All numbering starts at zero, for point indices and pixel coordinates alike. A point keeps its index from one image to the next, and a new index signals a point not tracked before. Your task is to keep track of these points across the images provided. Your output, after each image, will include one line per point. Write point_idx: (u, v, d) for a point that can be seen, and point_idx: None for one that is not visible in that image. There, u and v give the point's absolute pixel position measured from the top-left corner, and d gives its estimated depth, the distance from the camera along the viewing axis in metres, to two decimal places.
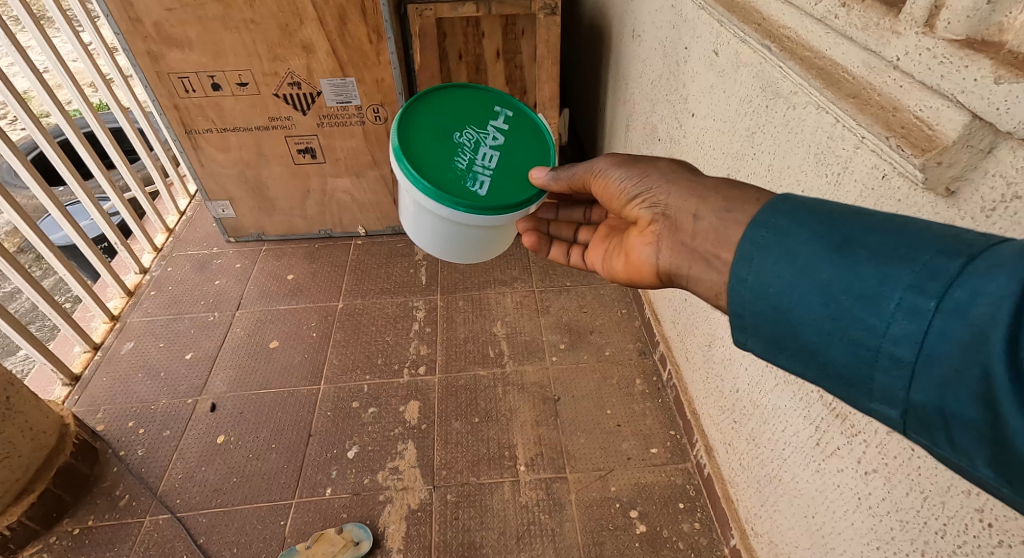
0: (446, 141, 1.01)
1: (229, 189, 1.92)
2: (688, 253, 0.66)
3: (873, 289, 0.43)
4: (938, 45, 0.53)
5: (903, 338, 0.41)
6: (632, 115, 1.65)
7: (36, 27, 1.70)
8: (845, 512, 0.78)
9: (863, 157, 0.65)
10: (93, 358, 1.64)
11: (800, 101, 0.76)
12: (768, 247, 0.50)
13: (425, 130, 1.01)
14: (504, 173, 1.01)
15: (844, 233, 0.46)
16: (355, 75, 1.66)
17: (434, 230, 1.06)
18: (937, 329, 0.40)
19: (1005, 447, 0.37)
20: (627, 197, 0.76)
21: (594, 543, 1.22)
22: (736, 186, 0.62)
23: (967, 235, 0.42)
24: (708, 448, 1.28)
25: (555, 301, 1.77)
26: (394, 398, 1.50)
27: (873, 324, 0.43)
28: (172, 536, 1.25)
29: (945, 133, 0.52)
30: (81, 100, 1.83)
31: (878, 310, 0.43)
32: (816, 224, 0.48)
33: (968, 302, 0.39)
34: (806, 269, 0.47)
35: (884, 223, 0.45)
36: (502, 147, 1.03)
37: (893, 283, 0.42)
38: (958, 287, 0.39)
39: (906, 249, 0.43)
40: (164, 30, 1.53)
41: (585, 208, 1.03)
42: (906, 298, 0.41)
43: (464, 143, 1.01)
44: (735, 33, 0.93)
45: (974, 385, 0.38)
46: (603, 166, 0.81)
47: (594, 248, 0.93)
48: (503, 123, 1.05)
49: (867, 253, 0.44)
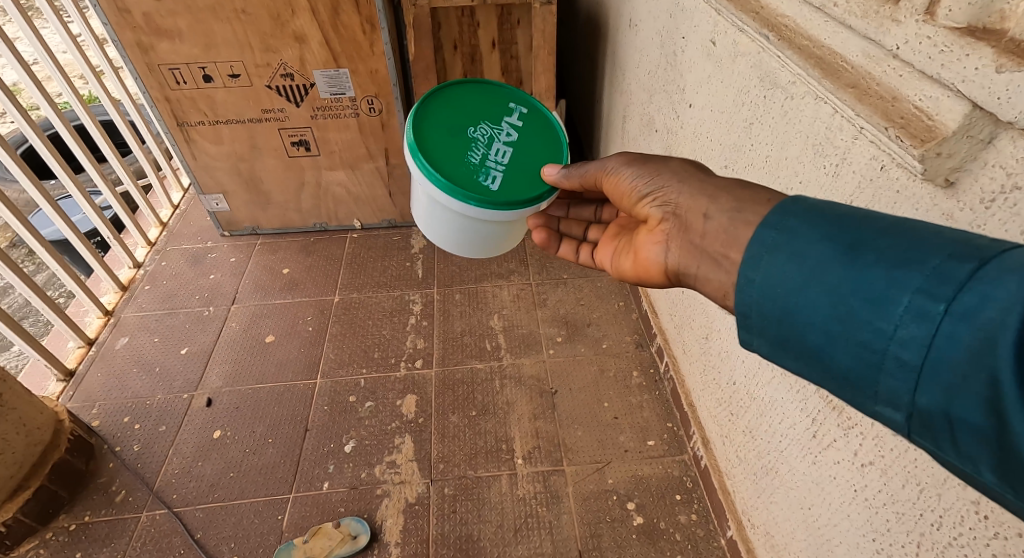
0: (460, 135, 1.01)
1: (223, 182, 1.90)
2: (698, 253, 0.65)
3: (881, 292, 0.43)
4: (939, 33, 0.52)
5: (910, 341, 0.41)
6: (629, 106, 1.64)
7: (23, 18, 1.68)
8: (841, 504, 0.78)
9: (862, 148, 0.64)
10: (87, 353, 1.63)
11: (798, 91, 0.75)
12: (777, 248, 0.50)
13: (439, 124, 1.01)
14: (517, 168, 1.00)
15: (854, 235, 0.46)
16: (349, 66, 1.64)
17: (450, 224, 1.06)
18: (946, 335, 0.39)
19: (1009, 453, 0.37)
20: (638, 195, 0.75)
21: (591, 535, 1.22)
22: (746, 186, 0.61)
23: (980, 239, 0.41)
24: (705, 440, 1.28)
25: (553, 294, 1.76)
26: (391, 392, 1.50)
27: (880, 327, 0.43)
28: (169, 531, 1.24)
29: (945, 124, 0.52)
30: (70, 91, 1.81)
31: (885, 313, 0.43)
32: (826, 225, 0.48)
33: (978, 307, 0.38)
34: (816, 272, 0.47)
35: (896, 226, 0.45)
36: (515, 143, 1.03)
37: (902, 287, 0.42)
38: (967, 292, 0.39)
39: (916, 253, 0.42)
40: (153, 21, 1.51)
41: (596, 207, 1.02)
42: (915, 301, 0.41)
43: (478, 138, 1.01)
44: (733, 22, 0.92)
45: (981, 389, 0.38)
46: (615, 164, 0.80)
47: (603, 246, 0.91)
48: (517, 119, 1.05)
49: (877, 257, 0.44)
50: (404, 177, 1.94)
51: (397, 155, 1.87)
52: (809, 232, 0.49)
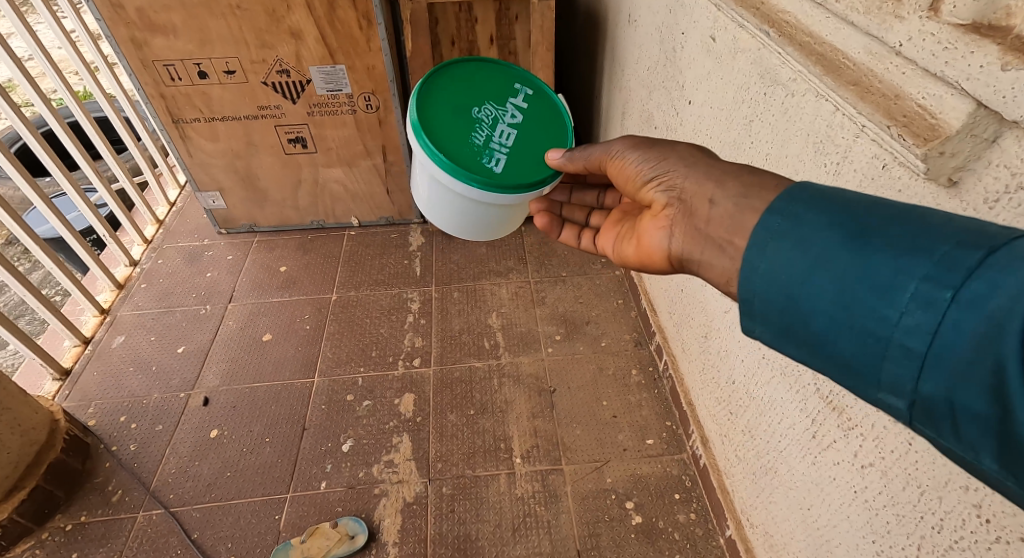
0: (464, 115, 1.00)
1: (219, 179, 1.89)
2: (702, 239, 0.64)
3: (888, 280, 0.42)
4: (943, 30, 0.51)
5: (914, 328, 0.40)
6: (628, 103, 1.63)
7: (16, 14, 1.66)
8: (841, 505, 0.77)
9: (863, 146, 0.64)
10: (83, 352, 1.63)
11: (798, 88, 0.74)
12: (783, 235, 0.49)
13: (443, 103, 1.00)
14: (521, 150, 1.00)
15: (863, 222, 0.45)
16: (345, 62, 1.63)
17: (454, 206, 1.04)
18: (950, 323, 0.39)
19: (1011, 442, 0.36)
20: (643, 180, 0.74)
21: (590, 534, 1.21)
22: (755, 174, 0.60)
23: (991, 228, 0.40)
24: (704, 439, 1.28)
25: (551, 292, 1.76)
26: (389, 391, 1.49)
27: (884, 313, 0.42)
28: (165, 531, 1.24)
29: (948, 122, 0.51)
30: (64, 88, 1.79)
31: (890, 300, 0.42)
32: (834, 212, 0.47)
33: (985, 294, 0.37)
34: (818, 257, 0.46)
35: (906, 214, 0.44)
36: (520, 125, 1.02)
37: (909, 274, 0.41)
38: (975, 280, 0.38)
39: (925, 241, 0.41)
40: (147, 16, 1.49)
41: (598, 193, 1.01)
42: (922, 288, 0.40)
43: (482, 119, 1.00)
44: (733, 18, 0.91)
45: (985, 378, 0.37)
46: (620, 148, 0.78)
47: (604, 233, 0.90)
48: (522, 101, 1.04)
49: (885, 244, 0.43)
50: (402, 174, 1.93)
51: (395, 152, 1.86)
52: (817, 219, 0.48)
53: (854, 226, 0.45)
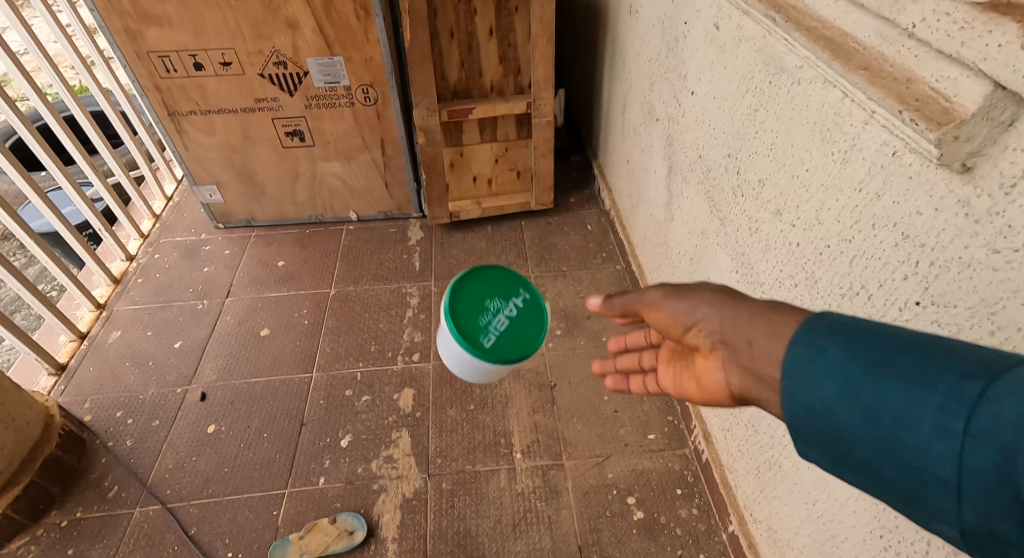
0: (476, 301, 0.96)
1: (216, 174, 1.87)
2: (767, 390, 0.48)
3: (904, 409, 0.37)
4: (959, 9, 0.50)
5: (941, 460, 0.35)
6: (629, 95, 1.61)
7: (12, 8, 1.64)
8: (847, 500, 0.76)
9: (872, 133, 0.62)
10: (79, 347, 1.61)
11: (805, 75, 0.73)
12: (798, 364, 0.43)
13: (466, 289, 0.96)
14: (515, 339, 0.95)
15: (874, 348, 0.40)
16: (343, 54, 1.61)
17: (467, 366, 0.98)
18: (967, 463, 0.34)
19: None
20: (683, 327, 0.60)
21: (591, 530, 1.20)
22: None
23: (989, 354, 0.37)
24: (706, 434, 1.26)
25: (552, 287, 1.74)
26: (388, 386, 1.48)
27: (908, 445, 0.37)
28: (162, 527, 1.23)
29: (964, 105, 0.50)
30: (59, 83, 1.77)
31: (910, 431, 0.37)
32: (847, 337, 0.42)
33: (998, 425, 0.33)
34: (830, 385, 0.41)
35: (913, 340, 0.40)
36: (521, 320, 0.96)
37: (923, 403, 0.36)
38: (982, 410, 0.34)
39: (931, 365, 0.37)
40: (142, 7, 1.48)
41: (646, 328, 0.82)
42: (937, 419, 0.35)
43: (489, 309, 0.95)
44: (737, 6, 0.90)
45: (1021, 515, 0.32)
46: (654, 294, 0.64)
47: (661, 375, 0.67)
48: (528, 299, 0.98)
49: (896, 370, 0.38)
50: (401, 168, 1.91)
51: (394, 146, 1.85)
52: (830, 344, 0.42)
53: (858, 346, 0.41)
